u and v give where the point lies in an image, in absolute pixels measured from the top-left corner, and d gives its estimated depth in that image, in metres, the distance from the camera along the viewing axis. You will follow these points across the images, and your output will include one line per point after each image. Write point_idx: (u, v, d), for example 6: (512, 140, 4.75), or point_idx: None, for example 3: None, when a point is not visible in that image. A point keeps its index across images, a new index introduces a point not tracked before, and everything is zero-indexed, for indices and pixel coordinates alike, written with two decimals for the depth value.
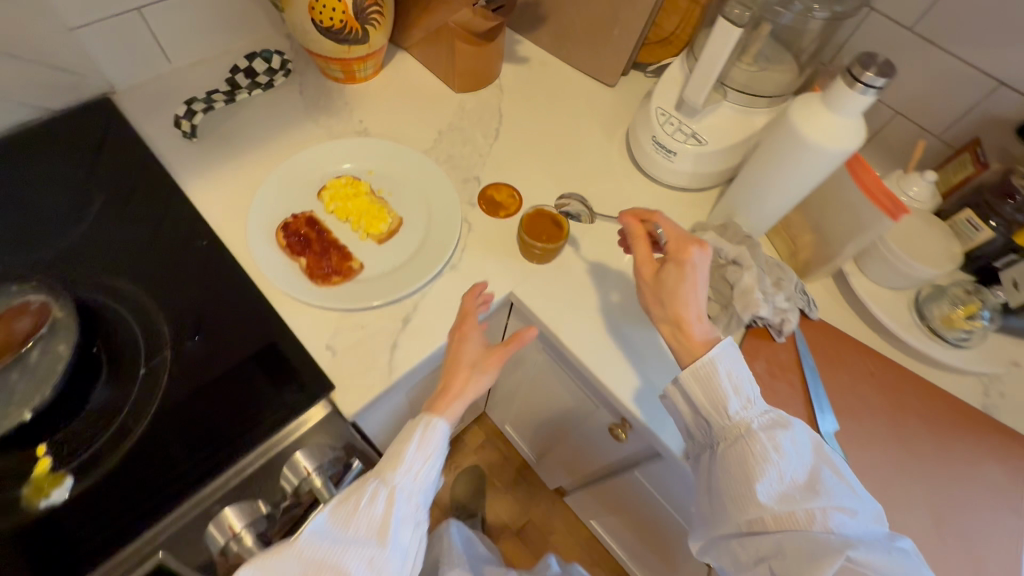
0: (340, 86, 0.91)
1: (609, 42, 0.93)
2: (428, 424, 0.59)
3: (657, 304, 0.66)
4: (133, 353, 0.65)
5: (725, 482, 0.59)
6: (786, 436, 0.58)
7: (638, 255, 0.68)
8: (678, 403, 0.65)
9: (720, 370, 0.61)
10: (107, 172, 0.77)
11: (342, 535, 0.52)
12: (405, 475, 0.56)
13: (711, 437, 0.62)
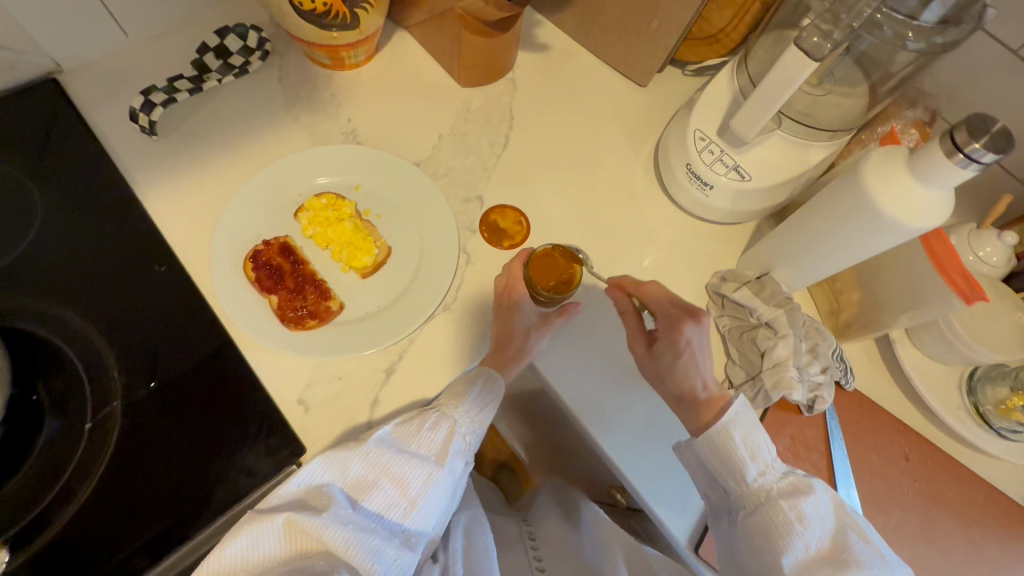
0: (328, 73, 0.78)
1: (644, 36, 0.79)
2: (491, 375, 0.58)
3: (657, 380, 0.61)
4: (77, 403, 0.57)
5: (746, 554, 0.52)
6: (809, 502, 0.51)
7: (629, 332, 0.64)
8: (688, 462, 0.58)
9: (734, 434, 0.54)
10: (54, 171, 0.67)
11: (405, 447, 0.51)
12: (465, 416, 0.56)
13: (729, 501, 0.56)
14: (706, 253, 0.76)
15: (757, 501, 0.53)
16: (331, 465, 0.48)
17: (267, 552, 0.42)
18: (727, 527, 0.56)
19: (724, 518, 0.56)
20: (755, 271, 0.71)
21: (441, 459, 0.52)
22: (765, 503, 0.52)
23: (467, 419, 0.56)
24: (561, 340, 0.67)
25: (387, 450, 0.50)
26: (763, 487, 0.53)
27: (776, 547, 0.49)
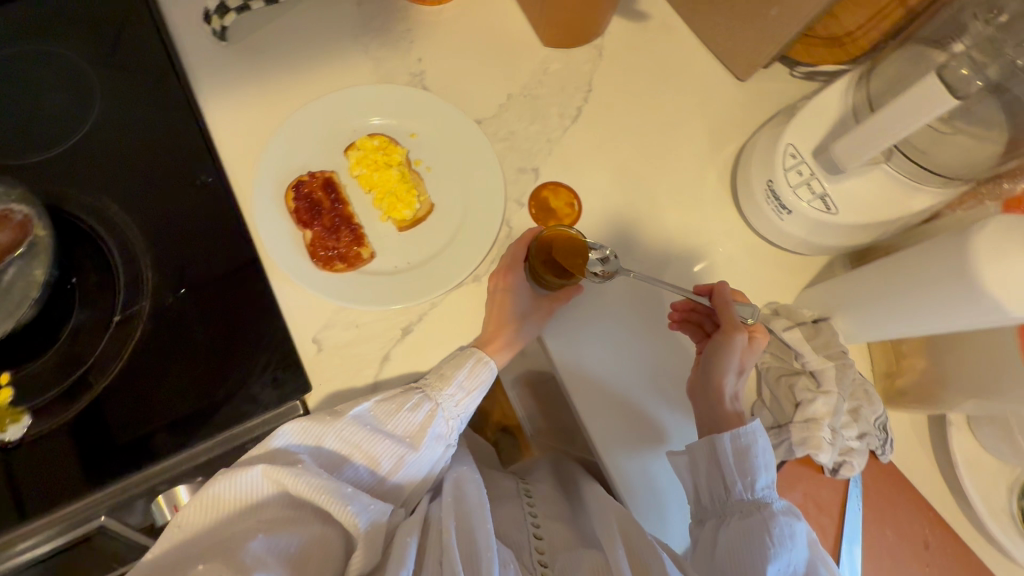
0: (407, 5, 0.74)
1: (758, 23, 0.70)
2: (480, 359, 0.58)
3: (737, 373, 0.59)
4: (111, 295, 0.59)
5: (731, 559, 0.52)
6: (798, 524, 0.53)
7: (727, 321, 0.59)
8: (690, 465, 0.56)
9: (757, 440, 0.55)
10: (121, 63, 0.67)
11: (379, 428, 0.53)
12: (428, 414, 0.55)
13: (718, 507, 0.56)
14: (764, 280, 0.70)
15: (757, 509, 0.54)
16: (306, 435, 0.51)
17: (255, 496, 0.46)
18: (706, 533, 0.55)
19: (706, 523, 0.56)
20: (812, 311, 0.64)
21: (416, 443, 0.54)
22: (765, 514, 0.53)
23: (445, 417, 0.56)
24: (582, 338, 0.64)
25: (358, 426, 0.52)
26: (764, 500, 0.54)
27: (763, 560, 0.51)
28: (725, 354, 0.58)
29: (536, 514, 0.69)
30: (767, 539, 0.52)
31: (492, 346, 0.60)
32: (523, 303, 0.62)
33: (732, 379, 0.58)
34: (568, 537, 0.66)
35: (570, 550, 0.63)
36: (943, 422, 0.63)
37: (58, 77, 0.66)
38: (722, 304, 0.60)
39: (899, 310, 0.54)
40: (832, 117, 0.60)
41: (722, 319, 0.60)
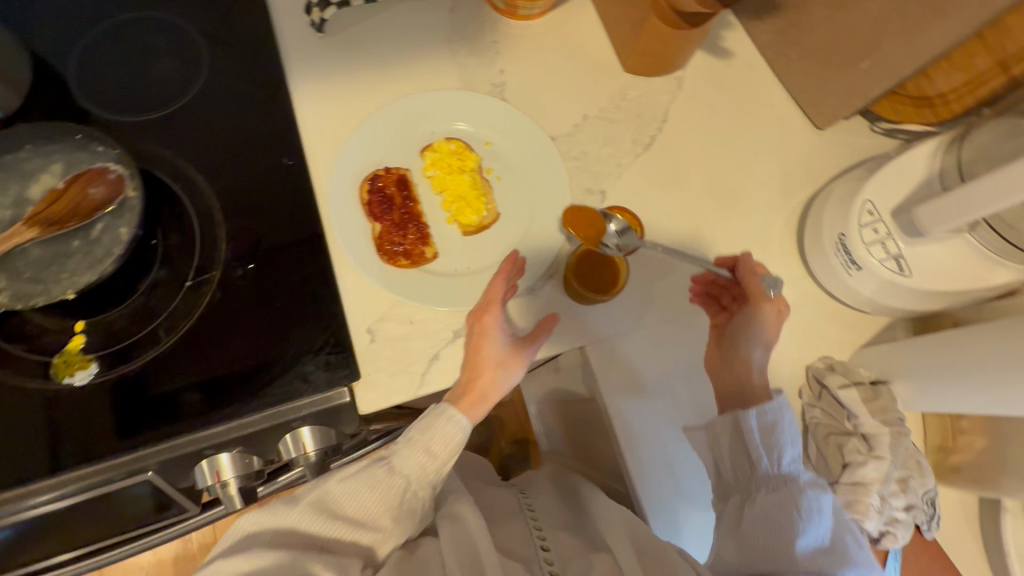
0: (498, 18, 0.76)
1: (846, 74, 0.69)
2: (445, 411, 0.57)
3: (769, 344, 0.61)
4: (186, 260, 0.61)
5: (753, 531, 0.52)
6: (828, 501, 0.52)
7: (756, 289, 0.62)
8: (708, 437, 0.58)
9: (786, 415, 0.55)
10: (223, 41, 0.71)
11: (372, 492, 0.55)
12: (417, 465, 0.56)
13: (745, 483, 0.56)
14: (821, 332, 0.68)
15: (784, 482, 0.53)
16: (263, 529, 0.51)
17: None
18: (729, 511, 0.55)
19: (731, 499, 0.56)
20: (870, 373, 0.63)
21: (422, 484, 0.56)
22: (792, 487, 0.53)
23: (443, 464, 0.57)
24: (634, 355, 0.66)
25: (349, 495, 0.54)
26: (793, 475, 0.54)
27: (790, 532, 0.51)
28: (754, 320, 0.61)
29: (542, 527, 0.67)
30: (794, 511, 0.51)
31: (465, 403, 0.58)
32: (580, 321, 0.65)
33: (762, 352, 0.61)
34: (577, 546, 0.63)
35: (580, 557, 0.61)
36: (996, 506, 0.61)
37: (166, 49, 0.70)
38: (749, 272, 0.63)
39: (968, 382, 0.53)
40: (916, 179, 0.60)
41: (750, 287, 0.62)
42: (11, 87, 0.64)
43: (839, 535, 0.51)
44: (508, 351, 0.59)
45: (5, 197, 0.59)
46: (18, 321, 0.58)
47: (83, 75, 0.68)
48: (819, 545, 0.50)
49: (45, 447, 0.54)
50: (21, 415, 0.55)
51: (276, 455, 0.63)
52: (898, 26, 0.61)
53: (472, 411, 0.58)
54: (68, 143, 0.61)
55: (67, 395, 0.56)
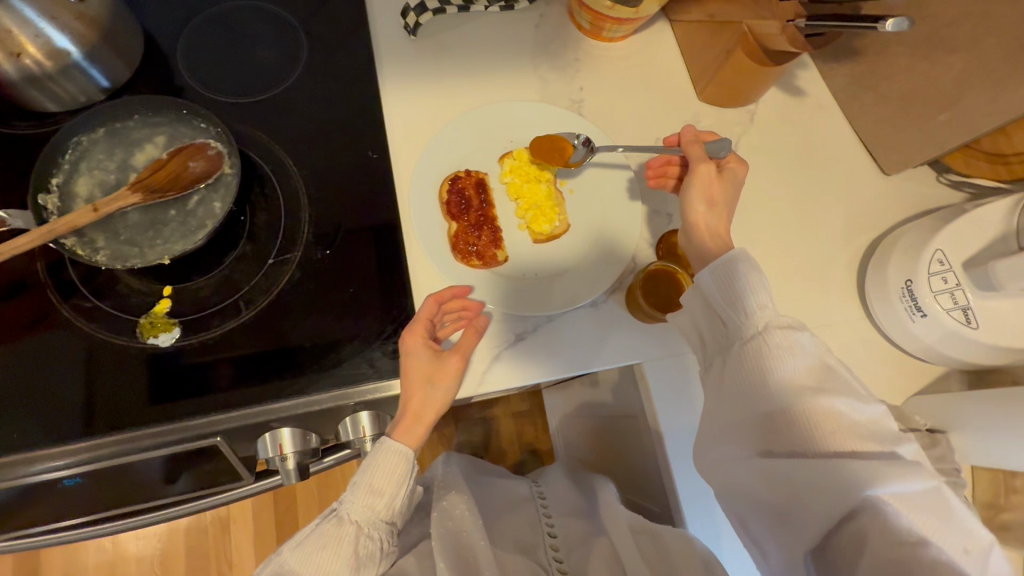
0: (581, 37, 0.79)
1: (921, 124, 0.70)
2: (383, 444, 0.56)
3: (708, 202, 0.59)
4: (269, 239, 0.65)
5: (735, 385, 0.52)
6: (804, 340, 0.51)
7: (696, 153, 0.61)
8: (691, 312, 0.57)
9: (742, 264, 0.53)
10: (322, 36, 0.74)
11: (327, 551, 0.53)
12: (365, 508, 0.54)
13: (717, 334, 0.55)
14: (874, 375, 0.69)
15: (754, 330, 0.52)
16: None
17: None
18: (714, 369, 0.55)
19: (715, 362, 0.55)
20: (925, 420, 0.64)
21: (376, 523, 0.55)
22: (760, 334, 0.52)
23: (392, 502, 0.55)
24: (687, 374, 0.67)
25: (304, 558, 0.52)
26: (760, 319, 0.52)
27: (772, 378, 0.50)
28: (697, 182, 0.60)
29: (550, 514, 0.76)
30: (774, 357, 0.51)
31: (402, 432, 0.57)
32: (638, 339, 0.67)
33: (712, 216, 0.59)
34: (581, 531, 0.72)
35: (583, 544, 0.69)
36: None
37: (267, 38, 0.73)
38: (688, 142, 0.63)
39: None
40: (990, 234, 0.61)
41: (689, 155, 0.62)
42: (126, 62, 0.67)
43: (825, 380, 0.50)
44: (437, 366, 0.58)
45: (110, 161, 0.63)
46: (111, 278, 0.62)
47: (190, 56, 0.71)
48: (808, 391, 0.49)
49: (130, 402, 0.58)
50: (111, 368, 0.59)
51: (331, 434, 0.66)
52: (982, 83, 0.62)
53: (410, 436, 0.57)
54: (173, 118, 0.65)
55: (151, 353, 0.60)
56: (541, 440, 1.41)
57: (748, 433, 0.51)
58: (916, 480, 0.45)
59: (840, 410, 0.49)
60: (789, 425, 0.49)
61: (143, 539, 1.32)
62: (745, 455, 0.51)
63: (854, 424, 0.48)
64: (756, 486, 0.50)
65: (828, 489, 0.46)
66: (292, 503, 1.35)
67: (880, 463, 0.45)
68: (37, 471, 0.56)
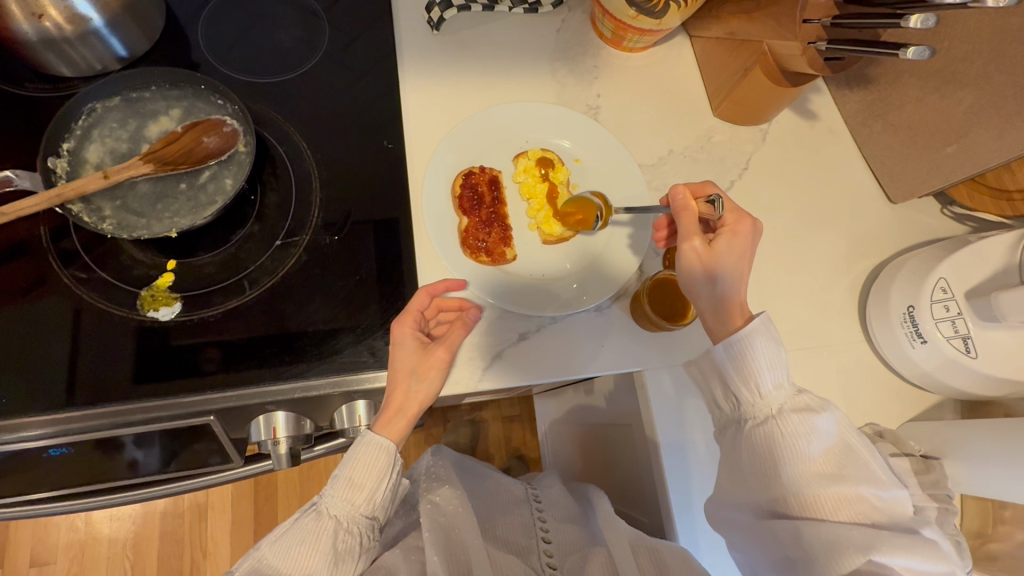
0: (601, 45, 0.79)
1: (928, 155, 0.71)
2: (365, 438, 0.55)
3: (704, 278, 0.55)
4: (279, 220, 0.65)
5: (750, 465, 0.52)
6: (821, 423, 0.51)
7: (685, 226, 0.56)
8: (703, 380, 0.57)
9: (755, 343, 0.52)
10: (343, 24, 0.74)
11: (305, 546, 0.52)
12: (343, 502, 0.54)
13: (733, 410, 0.55)
14: (871, 399, 0.69)
15: (768, 414, 0.52)
16: None
17: None
18: (729, 443, 0.55)
19: (728, 429, 0.55)
20: (920, 446, 0.65)
21: (356, 518, 0.54)
22: (774, 416, 0.52)
23: (373, 494, 0.55)
24: (685, 385, 0.67)
25: (281, 553, 0.52)
26: (775, 400, 0.52)
27: (788, 464, 0.50)
28: (685, 266, 0.56)
29: (545, 518, 0.74)
30: (788, 441, 0.50)
31: (385, 426, 0.56)
32: (637, 345, 0.68)
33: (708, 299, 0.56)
34: (576, 539, 0.71)
35: (578, 552, 0.68)
36: None
37: (289, 22, 0.73)
38: (677, 210, 0.57)
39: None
40: (992, 267, 0.62)
41: (679, 225, 0.57)
42: (145, 34, 0.67)
43: (843, 464, 0.50)
44: (422, 359, 0.57)
45: (123, 130, 0.62)
46: (114, 247, 0.62)
47: (210, 34, 0.71)
48: (825, 479, 0.49)
49: (126, 373, 0.58)
50: (108, 338, 0.58)
51: (326, 421, 0.64)
52: (992, 118, 0.63)
53: (392, 429, 0.55)
54: (190, 92, 0.64)
55: (151, 326, 0.59)
56: (528, 445, 1.40)
57: (759, 504, 0.51)
58: (926, 558, 0.45)
59: (859, 496, 0.48)
60: (803, 507, 0.49)
61: (117, 520, 1.29)
62: (757, 521, 0.51)
63: (872, 510, 0.48)
64: (768, 549, 0.50)
65: (832, 553, 0.46)
66: (272, 493, 1.32)
67: (899, 550, 0.45)
68: (27, 437, 0.55)
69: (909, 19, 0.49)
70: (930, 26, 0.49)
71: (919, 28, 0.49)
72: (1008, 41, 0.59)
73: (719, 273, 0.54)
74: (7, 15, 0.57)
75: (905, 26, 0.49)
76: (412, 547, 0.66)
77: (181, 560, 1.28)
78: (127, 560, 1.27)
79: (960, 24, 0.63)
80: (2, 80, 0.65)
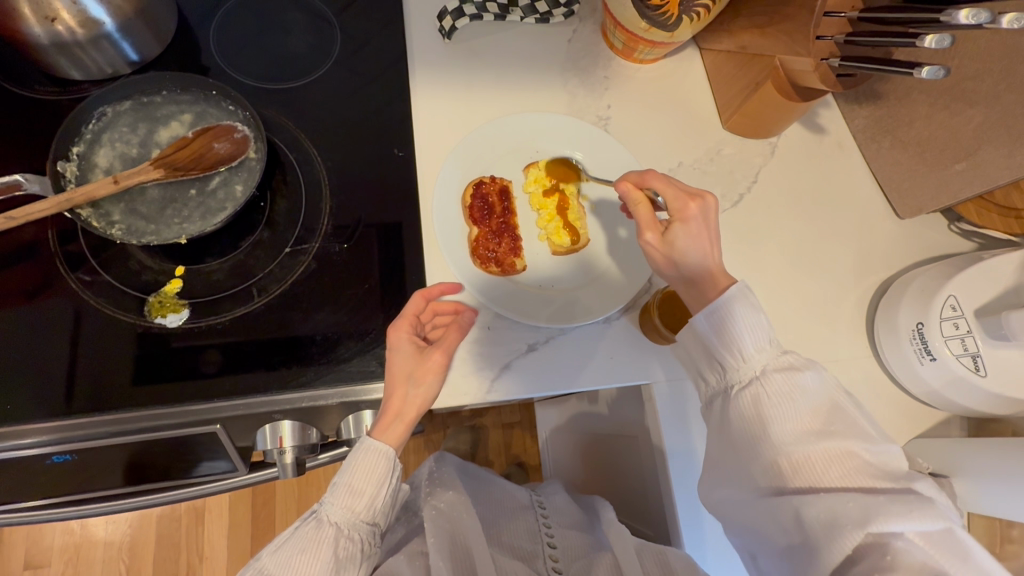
0: (611, 56, 0.79)
1: (936, 171, 0.71)
2: (363, 440, 0.55)
3: (668, 265, 0.57)
4: (288, 227, 0.65)
5: (739, 431, 0.52)
6: (806, 380, 0.51)
7: (639, 220, 0.57)
8: (687, 355, 0.57)
9: (733, 312, 0.52)
10: (355, 31, 0.74)
11: (306, 555, 0.51)
12: (344, 509, 0.53)
13: (719, 381, 0.54)
14: (878, 415, 0.69)
15: (752, 376, 0.52)
16: None
17: None
18: (717, 413, 0.55)
19: (715, 401, 0.55)
20: (927, 463, 0.65)
21: (356, 525, 0.54)
22: (758, 379, 0.52)
23: (373, 501, 0.54)
24: (692, 400, 0.66)
25: (282, 562, 0.51)
26: (759, 362, 0.52)
27: (775, 426, 0.50)
28: (646, 257, 0.58)
29: (550, 525, 0.73)
30: (773, 403, 0.50)
31: (382, 429, 0.55)
32: (645, 357, 0.67)
33: (676, 279, 0.58)
34: (581, 545, 0.70)
35: (583, 558, 0.68)
36: None
37: (300, 27, 0.73)
38: (630, 207, 0.57)
39: None
40: (1001, 286, 0.62)
41: (636, 220, 0.57)
42: (157, 38, 0.66)
43: (832, 421, 0.49)
44: (419, 362, 0.56)
45: (134, 135, 0.62)
46: (122, 253, 0.61)
47: (221, 39, 0.71)
48: (812, 436, 0.48)
49: (132, 379, 0.57)
50: (114, 344, 0.58)
51: (332, 430, 0.64)
52: (1003, 137, 0.63)
53: (390, 434, 0.55)
54: (201, 97, 0.64)
55: (156, 332, 0.59)
56: (528, 453, 1.40)
57: (755, 477, 0.50)
58: (924, 517, 0.44)
59: (849, 452, 0.48)
60: (794, 471, 0.48)
61: (113, 523, 1.28)
62: (754, 497, 0.51)
63: (863, 465, 0.47)
64: (768, 526, 0.50)
65: (832, 528, 0.45)
66: (270, 499, 1.31)
67: (890, 504, 0.44)
68: (32, 443, 0.54)
69: (925, 38, 0.49)
70: (944, 46, 0.49)
71: (935, 48, 0.49)
72: (1018, 61, 0.59)
73: (678, 259, 0.56)
74: (20, 18, 0.56)
75: (921, 46, 0.50)
76: (417, 552, 0.66)
77: (177, 564, 1.27)
78: (122, 564, 1.26)
79: (970, 44, 0.63)
80: (12, 83, 0.65)
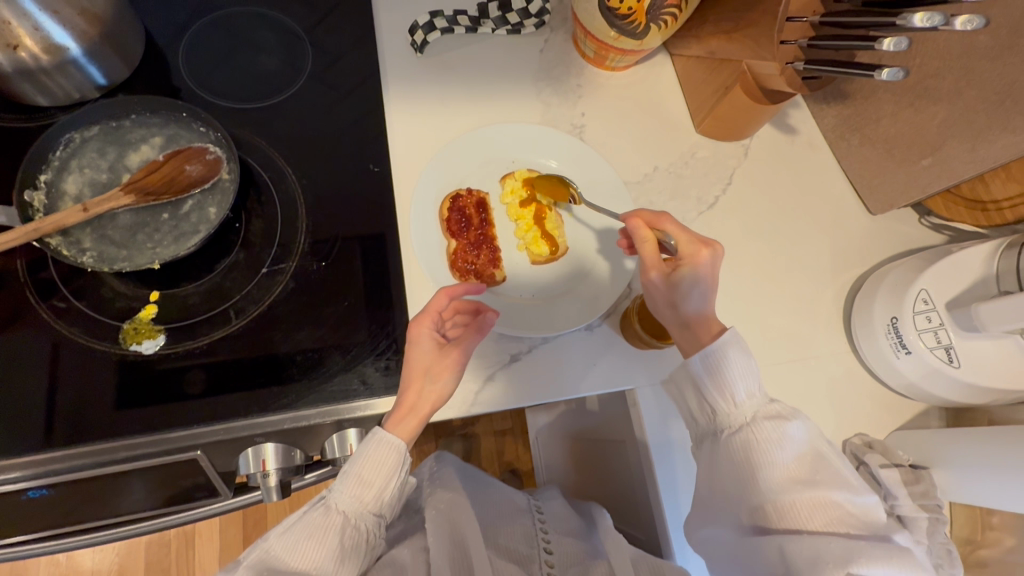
0: (583, 64, 0.80)
1: (904, 168, 0.73)
2: (376, 431, 0.54)
3: (671, 305, 0.58)
4: (265, 247, 0.64)
5: (726, 476, 0.52)
6: (793, 430, 0.51)
7: (644, 258, 0.58)
8: (679, 393, 0.57)
9: (728, 354, 0.53)
10: (326, 47, 0.74)
11: (312, 540, 0.51)
12: (353, 499, 0.53)
13: (710, 423, 0.55)
14: (858, 408, 0.70)
15: (742, 422, 0.52)
16: None
17: None
18: (706, 455, 0.55)
19: (704, 443, 0.56)
20: (909, 456, 0.66)
21: (363, 515, 0.53)
22: (747, 426, 0.52)
23: (379, 493, 0.54)
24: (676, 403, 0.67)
25: (289, 545, 0.50)
26: (749, 408, 0.53)
27: (762, 471, 0.50)
28: (649, 294, 0.59)
29: (547, 530, 0.72)
30: (761, 450, 0.51)
31: (397, 425, 0.55)
32: (628, 363, 0.67)
33: (673, 319, 0.59)
34: (579, 551, 0.69)
35: (578, 564, 0.67)
36: None
37: (270, 46, 0.73)
38: (638, 242, 0.58)
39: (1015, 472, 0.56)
40: (970, 278, 0.63)
41: (642, 257, 0.58)
42: (125, 61, 0.66)
43: (816, 471, 0.50)
44: (437, 359, 0.57)
45: (103, 160, 0.61)
46: (94, 280, 0.60)
47: (190, 59, 0.70)
48: (798, 485, 0.49)
49: (109, 409, 0.56)
50: (89, 374, 0.57)
51: (317, 450, 0.62)
52: (965, 133, 0.65)
53: (403, 428, 0.55)
54: (171, 118, 0.64)
55: (132, 360, 0.58)
56: (521, 459, 1.39)
57: (740, 517, 0.51)
58: (905, 566, 0.44)
59: (833, 501, 0.48)
60: (779, 516, 0.49)
61: (100, 552, 1.25)
62: (738, 536, 0.52)
63: (847, 515, 0.48)
64: (752, 564, 0.50)
65: (815, 566, 0.45)
66: (262, 518, 1.30)
67: (873, 551, 0.44)
68: (7, 479, 0.53)
69: (882, 42, 0.51)
70: (902, 48, 0.50)
71: (893, 51, 0.50)
72: (976, 58, 0.61)
73: (681, 300, 0.57)
74: None
75: (879, 49, 0.51)
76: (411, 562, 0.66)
77: None
78: None
79: (929, 43, 0.64)
80: None
